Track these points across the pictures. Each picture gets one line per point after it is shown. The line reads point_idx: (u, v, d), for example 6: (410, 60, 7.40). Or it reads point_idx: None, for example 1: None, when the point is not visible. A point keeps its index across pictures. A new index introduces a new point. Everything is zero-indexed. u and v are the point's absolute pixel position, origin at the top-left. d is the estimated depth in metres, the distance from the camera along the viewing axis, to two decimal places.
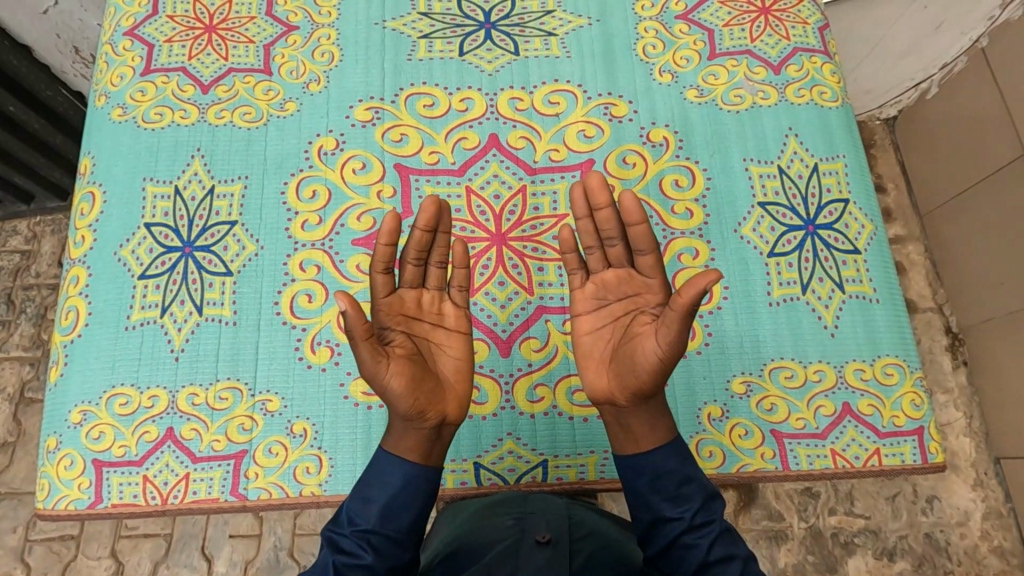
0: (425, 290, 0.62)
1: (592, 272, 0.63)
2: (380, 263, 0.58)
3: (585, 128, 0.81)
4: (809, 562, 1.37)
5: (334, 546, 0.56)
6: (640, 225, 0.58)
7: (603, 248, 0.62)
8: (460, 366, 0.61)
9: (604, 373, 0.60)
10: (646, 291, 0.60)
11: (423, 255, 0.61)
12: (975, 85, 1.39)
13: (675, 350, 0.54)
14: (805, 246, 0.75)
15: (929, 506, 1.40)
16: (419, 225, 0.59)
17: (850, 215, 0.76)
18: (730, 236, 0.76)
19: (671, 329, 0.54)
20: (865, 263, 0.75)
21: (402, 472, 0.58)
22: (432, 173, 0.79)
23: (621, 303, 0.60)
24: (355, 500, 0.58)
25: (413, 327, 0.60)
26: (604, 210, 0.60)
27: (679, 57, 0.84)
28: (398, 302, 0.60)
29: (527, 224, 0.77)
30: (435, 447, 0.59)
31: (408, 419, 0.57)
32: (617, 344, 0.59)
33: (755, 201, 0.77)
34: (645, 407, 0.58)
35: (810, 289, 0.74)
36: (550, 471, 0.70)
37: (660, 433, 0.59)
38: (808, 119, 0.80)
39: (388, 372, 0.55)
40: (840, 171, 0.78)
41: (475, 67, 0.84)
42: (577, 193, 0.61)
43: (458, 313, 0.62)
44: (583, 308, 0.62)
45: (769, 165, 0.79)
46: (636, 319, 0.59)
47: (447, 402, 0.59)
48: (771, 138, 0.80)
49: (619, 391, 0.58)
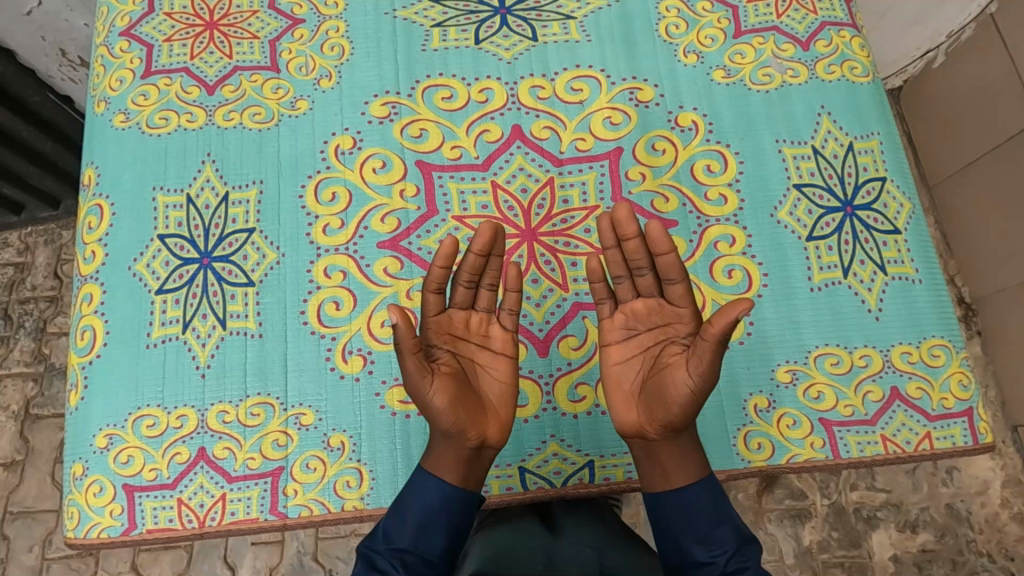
0: (475, 312, 0.62)
1: (621, 302, 0.63)
2: (434, 283, 0.58)
3: (611, 115, 0.78)
4: (833, 538, 1.37)
5: (367, 563, 0.56)
6: (669, 253, 0.57)
7: (631, 277, 0.62)
8: (504, 390, 0.61)
9: (632, 405, 0.61)
10: (677, 321, 0.60)
11: (475, 278, 0.60)
12: (984, 52, 1.38)
13: (705, 379, 0.55)
14: (844, 227, 0.73)
15: (949, 477, 1.41)
16: (474, 247, 0.59)
17: (888, 194, 0.74)
18: (765, 220, 0.74)
19: (702, 358, 0.55)
20: (905, 243, 0.73)
21: (439, 492, 0.57)
22: (455, 169, 0.76)
23: (649, 334, 0.61)
24: (392, 517, 0.58)
25: (460, 347, 0.60)
26: (633, 240, 0.59)
27: (704, 37, 0.81)
28: (447, 322, 0.60)
29: (557, 218, 0.75)
30: (473, 470, 0.59)
31: (450, 437, 0.57)
32: (647, 375, 0.60)
33: (790, 184, 0.75)
34: (677, 439, 0.59)
35: (851, 273, 0.72)
36: (596, 472, 0.68)
37: (690, 469, 0.59)
38: (840, 96, 0.78)
39: (431, 388, 0.56)
40: (875, 150, 0.76)
41: (493, 56, 0.80)
42: (604, 224, 0.61)
43: (506, 337, 0.62)
44: (613, 338, 0.63)
45: (802, 146, 0.76)
46: (666, 349, 0.60)
47: (489, 425, 0.59)
48: (802, 117, 0.77)
49: (649, 424, 0.59)
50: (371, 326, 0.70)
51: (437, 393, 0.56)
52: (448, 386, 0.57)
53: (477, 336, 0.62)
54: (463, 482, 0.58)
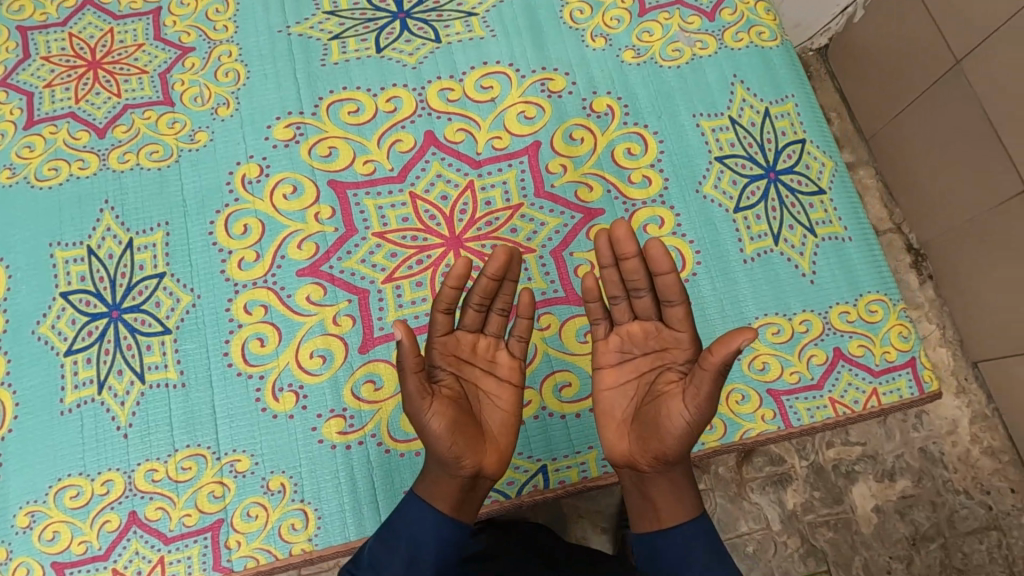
0: (483, 335, 0.62)
1: (615, 324, 0.63)
2: (444, 303, 0.57)
3: (524, 109, 0.76)
4: (816, 498, 1.38)
5: None
6: (670, 276, 0.56)
7: (627, 300, 0.61)
8: (506, 417, 0.61)
9: (625, 434, 0.61)
10: (676, 347, 0.60)
11: (486, 301, 0.60)
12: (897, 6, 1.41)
13: (701, 408, 0.55)
14: (769, 194, 0.72)
15: (919, 421, 1.43)
16: (487, 271, 0.58)
17: (809, 155, 0.74)
18: (692, 197, 0.73)
19: (699, 389, 0.54)
20: (831, 202, 0.72)
21: (432, 525, 0.55)
22: (370, 185, 0.73)
23: (646, 359, 0.61)
24: (379, 547, 0.55)
25: (464, 370, 0.60)
26: (631, 261, 0.58)
27: (609, 19, 0.79)
28: (452, 343, 0.60)
29: (482, 222, 0.73)
30: (467, 501, 0.57)
31: (445, 465, 0.56)
32: (642, 402, 0.60)
33: (712, 157, 0.74)
34: (672, 470, 0.59)
35: (782, 239, 0.71)
36: (550, 476, 0.66)
37: (683, 508, 0.59)
38: (751, 63, 0.77)
39: (431, 411, 0.55)
40: (792, 112, 0.75)
41: (397, 63, 0.77)
42: (601, 242, 0.59)
43: (512, 363, 0.62)
44: (606, 362, 0.63)
45: (720, 117, 0.75)
46: (663, 376, 0.59)
47: (487, 454, 0.58)
48: (716, 88, 0.76)
49: (642, 454, 0.59)
50: (301, 359, 0.67)
51: (433, 417, 0.55)
52: (447, 409, 0.56)
53: (482, 359, 0.62)
54: (457, 514, 0.56)
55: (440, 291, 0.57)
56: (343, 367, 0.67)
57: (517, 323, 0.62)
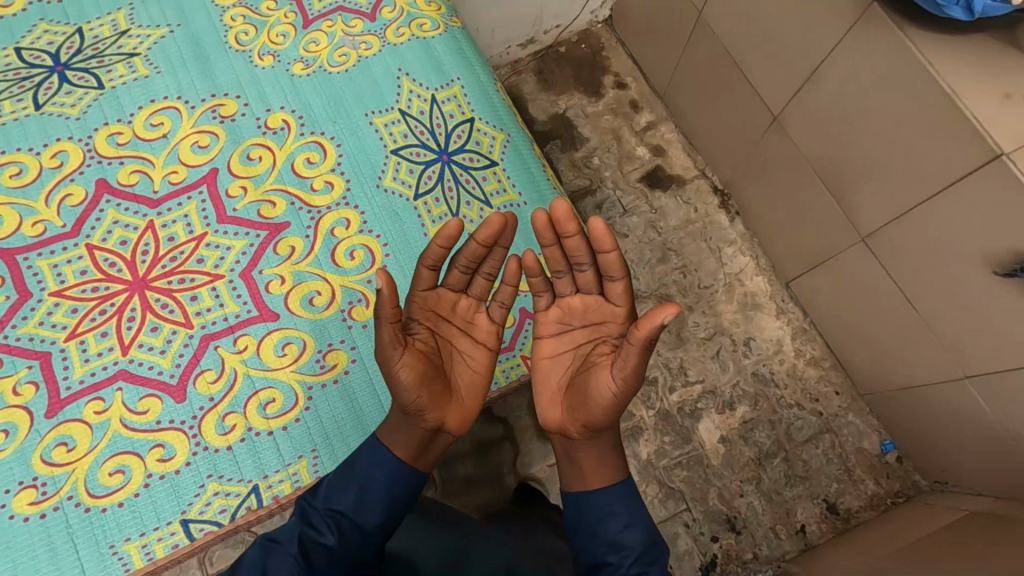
0: (464, 296, 0.73)
1: (557, 297, 0.81)
2: (430, 260, 0.65)
3: (197, 138, 0.76)
4: (666, 442, 1.45)
5: (304, 518, 0.64)
6: (610, 252, 0.72)
7: (568, 275, 0.79)
8: (473, 378, 0.73)
9: (557, 406, 0.81)
10: (610, 320, 0.79)
11: (472, 263, 0.69)
12: None
13: (625, 376, 0.73)
14: (443, 175, 0.75)
15: (748, 348, 1.52)
16: (477, 238, 0.67)
17: (477, 132, 0.77)
18: (374, 192, 0.75)
19: (628, 359, 0.73)
20: (504, 172, 0.76)
21: (386, 469, 0.66)
22: (42, 245, 0.71)
23: (583, 331, 0.80)
24: (334, 484, 0.65)
25: (440, 328, 0.72)
26: (573, 239, 0.74)
27: (274, 35, 0.81)
28: (434, 299, 0.71)
29: (166, 258, 0.72)
30: (423, 451, 0.69)
31: (408, 415, 0.67)
32: (576, 372, 0.80)
33: (388, 150, 0.76)
34: (597, 436, 0.78)
35: (462, 216, 0.74)
36: (264, 494, 0.66)
37: (604, 472, 0.78)
38: (413, 54, 0.80)
39: (399, 362, 0.65)
40: (457, 94, 0.79)
41: (59, 116, 0.76)
42: (540, 218, 0.73)
43: (488, 327, 0.74)
44: (547, 332, 0.82)
45: (390, 112, 0.78)
46: (597, 347, 0.79)
47: (445, 412, 0.69)
48: (384, 83, 0.79)
49: (570, 423, 0.79)
50: None
51: (405, 368, 0.65)
52: (415, 363, 0.67)
53: (461, 320, 0.74)
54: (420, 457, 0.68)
55: (429, 247, 0.65)
56: (29, 437, 0.65)
57: (501, 292, 0.73)
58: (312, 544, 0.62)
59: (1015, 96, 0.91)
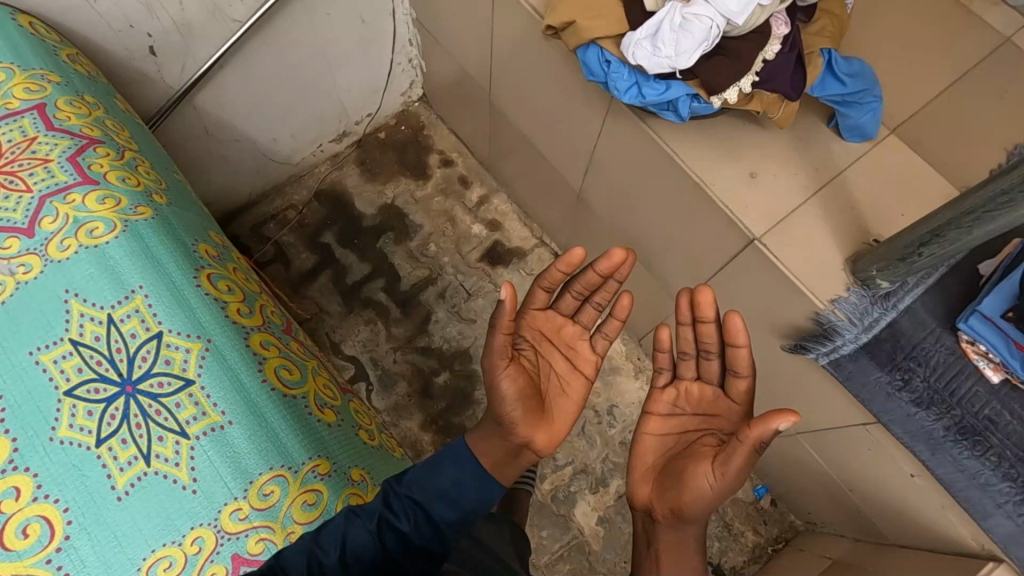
0: (570, 324, 0.90)
1: (677, 376, 0.85)
2: (543, 285, 0.87)
3: None
4: (545, 536, 1.39)
5: (387, 502, 0.69)
6: (742, 347, 0.76)
7: (697, 357, 0.84)
8: (567, 405, 0.86)
9: (648, 480, 0.82)
10: (726, 412, 0.81)
11: (583, 291, 0.88)
12: (437, 56, 1.49)
13: (723, 479, 0.73)
14: (124, 411, 0.69)
15: (613, 416, 1.47)
16: (594, 269, 0.84)
17: (166, 349, 0.72)
18: (46, 446, 0.68)
19: (732, 458, 0.72)
20: (203, 393, 0.72)
21: (473, 472, 0.71)
22: None
23: (693, 416, 0.83)
24: (421, 472, 0.71)
25: (541, 348, 0.89)
26: (708, 324, 0.80)
27: None
28: (544, 321, 0.89)
29: None
30: (507, 466, 0.76)
31: (500, 426, 0.77)
32: (677, 452, 0.81)
33: (61, 393, 0.69)
34: (681, 529, 0.76)
35: (154, 456, 0.69)
36: None
37: (687, 567, 0.76)
38: (84, 271, 0.73)
39: (501, 372, 0.79)
40: (141, 308, 0.73)
41: None
42: (624, 300, 0.85)
43: (588, 360, 0.89)
44: (659, 409, 0.84)
45: (60, 344, 0.70)
46: (702, 439, 0.80)
47: (535, 432, 0.79)
48: (50, 310, 0.71)
49: (656, 501, 0.79)
50: None
51: (506, 377, 0.79)
52: (514, 375, 0.80)
53: (564, 348, 0.89)
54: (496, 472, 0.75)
55: (551, 272, 0.85)
56: None
57: (608, 324, 0.87)
58: (388, 527, 0.67)
59: (757, 176, 0.91)
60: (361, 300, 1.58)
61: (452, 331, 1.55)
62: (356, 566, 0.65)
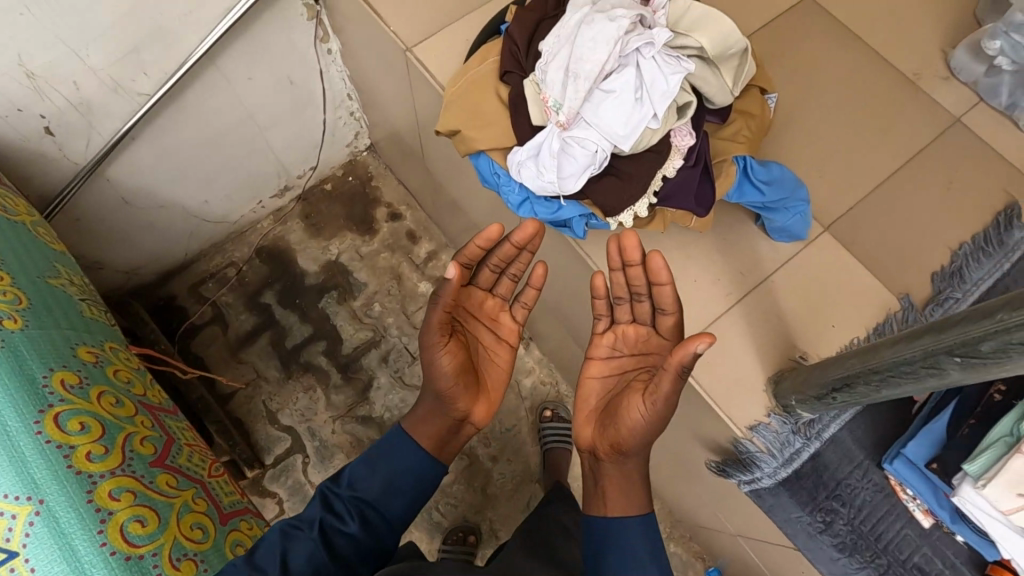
0: (491, 295, 0.86)
1: (614, 321, 0.80)
2: (467, 256, 0.80)
3: None
4: None
5: (327, 506, 0.78)
6: (667, 281, 0.71)
7: (630, 300, 0.78)
8: (497, 373, 0.88)
9: (589, 424, 0.79)
10: (659, 350, 0.77)
11: (500, 264, 0.83)
12: (377, 112, 1.43)
13: (655, 408, 0.70)
14: None
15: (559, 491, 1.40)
16: (505, 242, 0.79)
17: None
18: None
19: (660, 386, 0.69)
20: (28, 564, 0.63)
21: (417, 458, 0.81)
22: None
23: (631, 358, 0.78)
24: (358, 470, 0.80)
25: (467, 325, 0.86)
26: (635, 262, 0.74)
27: None
28: (467, 295, 0.86)
29: None
30: (444, 442, 0.83)
31: (442, 403, 0.83)
32: (617, 397, 0.78)
33: None
34: (625, 473, 0.74)
35: None
36: None
37: (631, 504, 0.73)
38: None
39: (440, 353, 0.80)
40: None
41: None
42: (539, 271, 0.82)
43: (512, 329, 0.87)
44: (597, 357, 0.80)
45: None
46: (640, 376, 0.77)
47: (472, 405, 0.84)
48: None
49: (598, 441, 0.76)
50: None
51: (444, 353, 0.79)
52: (452, 352, 0.80)
53: (485, 318, 0.87)
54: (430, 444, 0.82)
55: (469, 247, 0.80)
56: None
57: (525, 293, 0.86)
58: (335, 531, 0.76)
59: (677, 282, 0.84)
60: (300, 365, 1.51)
61: (394, 398, 1.48)
62: (305, 570, 0.72)
